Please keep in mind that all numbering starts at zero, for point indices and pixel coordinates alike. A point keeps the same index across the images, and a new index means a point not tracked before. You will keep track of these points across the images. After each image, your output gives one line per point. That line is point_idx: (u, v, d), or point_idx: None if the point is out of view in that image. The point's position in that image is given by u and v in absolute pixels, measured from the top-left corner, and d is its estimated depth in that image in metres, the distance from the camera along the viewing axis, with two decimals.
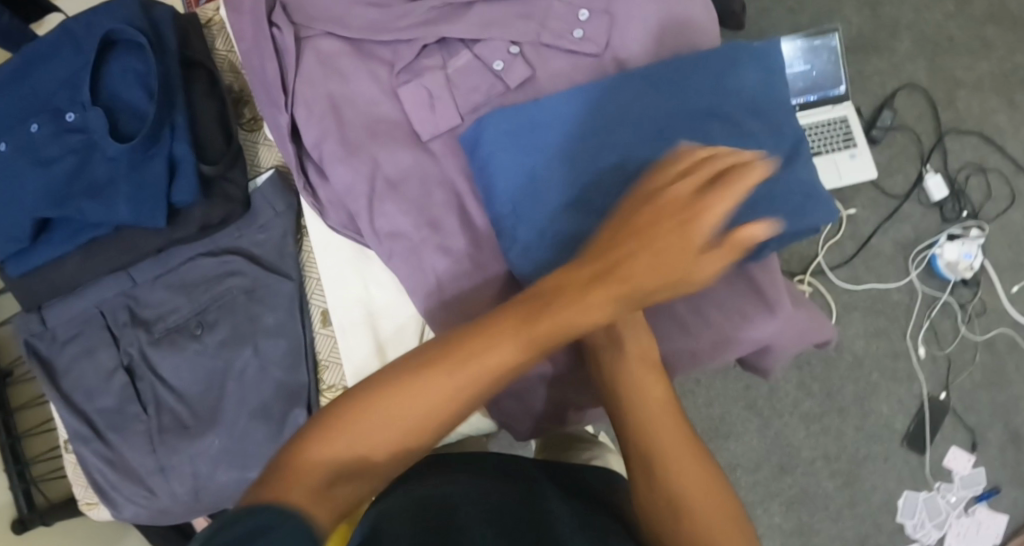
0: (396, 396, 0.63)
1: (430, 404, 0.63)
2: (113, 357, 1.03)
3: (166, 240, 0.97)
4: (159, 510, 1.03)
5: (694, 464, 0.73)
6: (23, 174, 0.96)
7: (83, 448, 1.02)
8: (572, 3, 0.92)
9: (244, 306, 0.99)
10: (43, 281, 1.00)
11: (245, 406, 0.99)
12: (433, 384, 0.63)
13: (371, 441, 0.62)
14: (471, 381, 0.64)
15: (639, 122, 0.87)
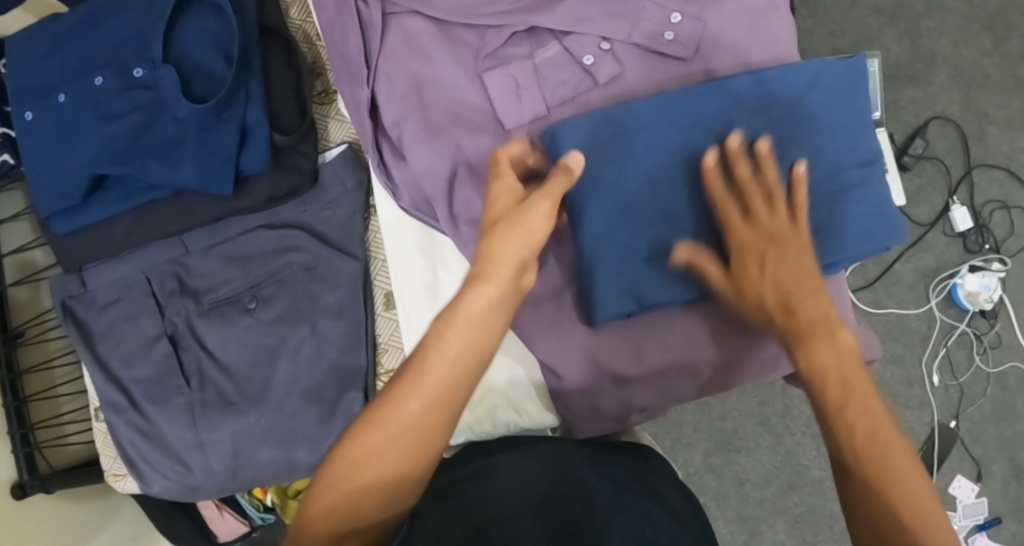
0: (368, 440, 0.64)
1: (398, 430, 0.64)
2: (155, 325, 0.99)
3: (229, 210, 0.94)
4: (189, 486, 1.01)
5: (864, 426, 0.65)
6: (83, 129, 0.91)
7: (115, 417, 0.99)
8: (664, 6, 0.92)
9: (304, 285, 0.96)
10: (86, 241, 0.97)
11: (293, 386, 0.96)
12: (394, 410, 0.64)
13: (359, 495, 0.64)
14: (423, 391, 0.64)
15: (709, 139, 0.87)
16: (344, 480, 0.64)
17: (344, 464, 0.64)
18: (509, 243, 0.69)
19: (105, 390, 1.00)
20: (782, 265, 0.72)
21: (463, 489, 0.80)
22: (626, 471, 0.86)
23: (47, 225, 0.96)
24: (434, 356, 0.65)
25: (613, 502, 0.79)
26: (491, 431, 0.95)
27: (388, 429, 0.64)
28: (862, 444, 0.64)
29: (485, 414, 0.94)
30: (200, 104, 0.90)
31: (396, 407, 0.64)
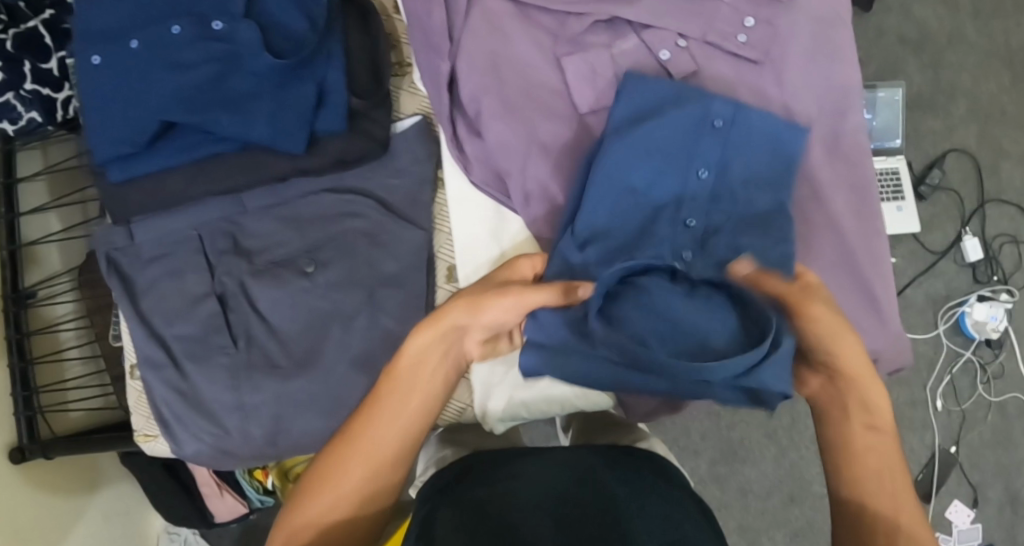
0: (339, 471, 0.75)
1: (362, 471, 0.75)
2: (205, 284, 0.98)
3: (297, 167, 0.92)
4: (222, 450, 0.99)
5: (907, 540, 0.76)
6: (152, 76, 0.91)
7: (153, 375, 0.99)
8: (738, 10, 0.98)
9: (365, 251, 0.95)
10: (141, 192, 0.96)
11: (344, 352, 0.94)
12: (368, 447, 0.76)
13: (329, 514, 0.75)
14: (389, 439, 0.76)
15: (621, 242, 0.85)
16: (311, 496, 0.75)
17: (308, 490, 0.76)
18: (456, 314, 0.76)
19: (144, 345, 0.99)
20: (838, 392, 0.80)
21: (481, 495, 0.74)
22: (663, 498, 0.75)
23: (102, 172, 0.96)
24: (373, 438, 0.76)
25: (635, 503, 0.73)
26: (542, 408, 0.91)
27: (337, 497, 0.75)
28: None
29: (540, 388, 0.90)
30: (280, 58, 0.89)
31: (366, 440, 0.76)
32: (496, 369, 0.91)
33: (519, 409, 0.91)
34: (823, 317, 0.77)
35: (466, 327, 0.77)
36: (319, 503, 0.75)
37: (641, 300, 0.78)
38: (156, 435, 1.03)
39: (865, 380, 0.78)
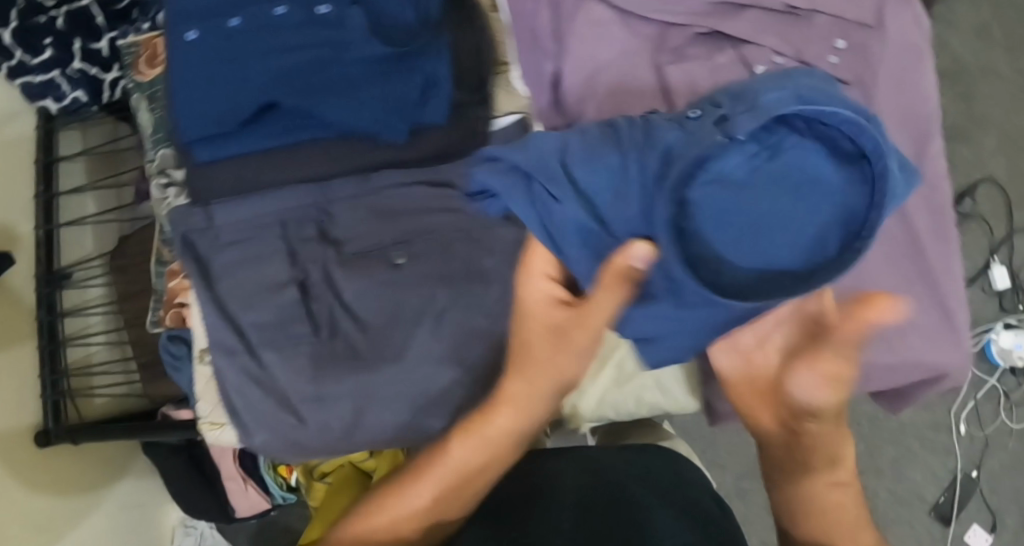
0: (420, 488, 0.82)
1: (439, 492, 0.82)
2: (287, 271, 0.97)
3: (396, 156, 0.96)
4: (292, 442, 0.97)
5: None
6: (253, 56, 0.90)
7: (227, 362, 0.97)
8: (831, 32, 1.01)
9: (457, 246, 0.95)
10: (229, 171, 0.96)
11: (432, 347, 0.94)
12: (451, 468, 0.82)
13: (396, 525, 0.81)
14: (469, 464, 0.82)
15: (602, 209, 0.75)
16: (388, 506, 0.82)
17: (387, 503, 0.82)
18: (541, 349, 0.81)
19: (220, 332, 0.98)
20: (797, 443, 0.82)
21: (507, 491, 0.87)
22: (680, 490, 0.87)
23: (190, 151, 0.96)
24: (437, 480, 0.82)
25: (655, 505, 0.83)
26: (628, 409, 0.93)
27: (390, 524, 0.81)
28: None
29: (628, 390, 0.92)
30: (389, 48, 0.90)
31: (453, 456, 0.82)
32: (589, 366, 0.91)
33: (608, 410, 0.92)
34: (838, 346, 0.78)
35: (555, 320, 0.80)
36: (388, 516, 0.81)
37: (721, 182, 0.69)
38: (224, 425, 1.02)
39: (834, 435, 0.82)
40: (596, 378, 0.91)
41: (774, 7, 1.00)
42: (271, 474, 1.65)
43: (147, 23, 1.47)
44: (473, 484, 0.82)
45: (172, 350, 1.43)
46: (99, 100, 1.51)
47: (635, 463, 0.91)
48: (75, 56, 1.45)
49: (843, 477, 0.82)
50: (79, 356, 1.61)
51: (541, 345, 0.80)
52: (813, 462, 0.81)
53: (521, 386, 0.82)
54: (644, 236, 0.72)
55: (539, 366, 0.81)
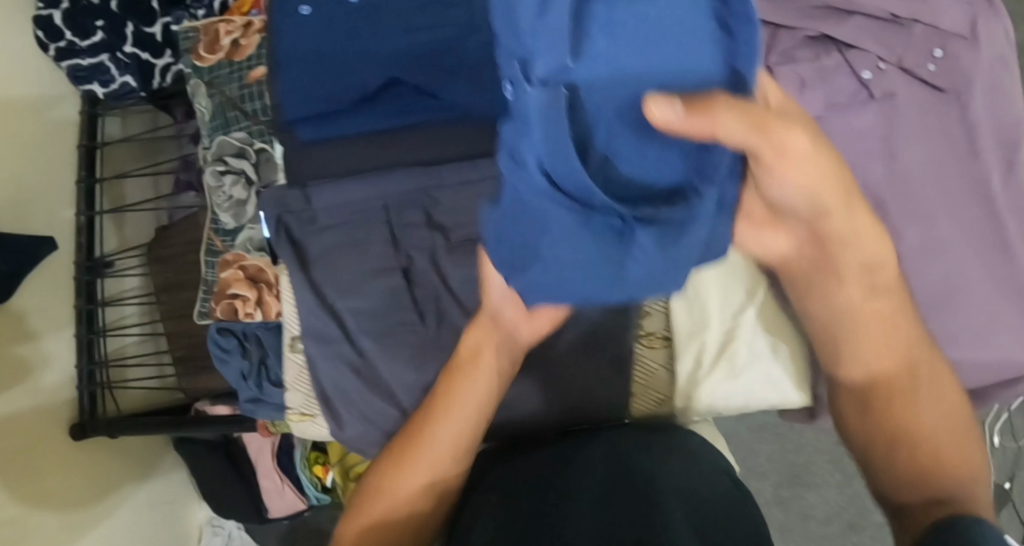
0: (403, 480, 0.82)
1: (424, 473, 0.82)
2: (390, 256, 0.95)
3: None
4: (387, 436, 0.94)
5: (912, 385, 0.81)
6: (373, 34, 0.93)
7: (321, 349, 0.94)
8: (930, 39, 1.01)
9: None
10: (336, 151, 0.96)
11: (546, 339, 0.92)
12: (429, 457, 0.83)
13: (400, 517, 0.82)
14: (449, 444, 0.83)
15: (597, 227, 0.65)
16: (381, 500, 0.83)
17: (378, 500, 0.83)
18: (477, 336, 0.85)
19: (316, 318, 0.95)
20: (821, 254, 0.83)
21: (500, 485, 0.82)
22: (711, 487, 0.79)
23: (292, 130, 0.96)
24: (414, 469, 0.82)
25: (669, 499, 0.75)
26: (738, 405, 0.94)
27: (390, 515, 0.82)
28: (935, 416, 0.80)
29: (742, 386, 0.93)
30: None
31: (427, 435, 0.83)
32: (702, 358, 0.93)
33: (719, 404, 0.93)
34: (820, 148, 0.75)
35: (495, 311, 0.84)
36: (386, 512, 0.82)
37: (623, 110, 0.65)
38: (316, 416, 0.99)
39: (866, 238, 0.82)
40: (708, 373, 0.93)
41: (879, 14, 1.01)
42: (306, 473, 1.59)
43: (204, 10, 1.50)
44: (459, 454, 0.83)
45: (219, 344, 1.26)
46: (149, 88, 1.47)
47: (656, 444, 0.83)
48: (129, 41, 1.42)
49: (886, 299, 0.83)
50: (113, 347, 1.55)
51: (487, 343, 0.85)
52: (845, 278, 0.83)
53: (473, 367, 0.85)
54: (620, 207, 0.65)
55: (482, 349, 0.85)
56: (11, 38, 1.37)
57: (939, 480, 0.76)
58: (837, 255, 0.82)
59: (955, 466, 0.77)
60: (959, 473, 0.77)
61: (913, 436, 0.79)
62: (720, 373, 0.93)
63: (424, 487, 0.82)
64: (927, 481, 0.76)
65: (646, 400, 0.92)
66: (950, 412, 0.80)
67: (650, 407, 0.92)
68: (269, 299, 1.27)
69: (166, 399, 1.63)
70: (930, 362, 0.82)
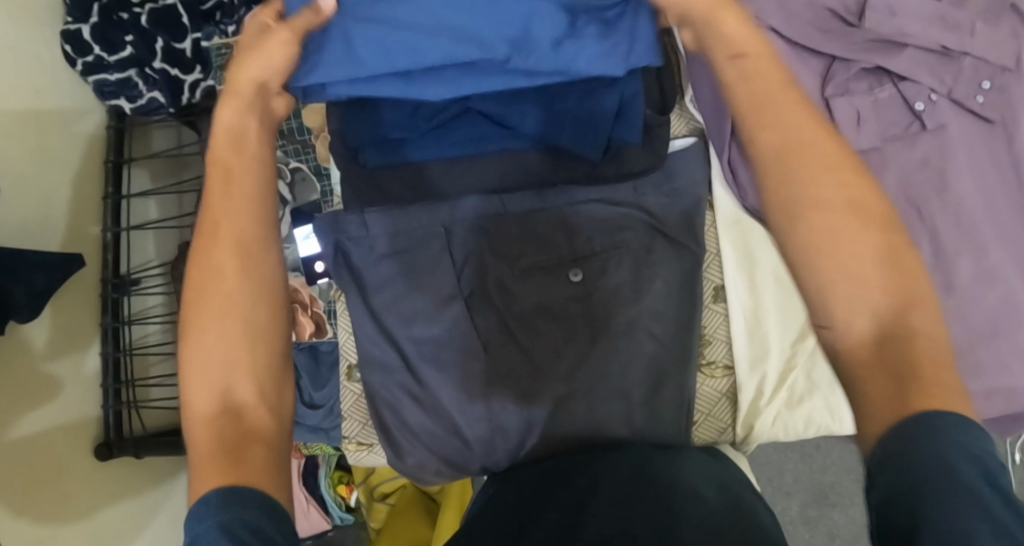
0: (214, 297, 0.66)
1: (223, 267, 0.67)
2: (453, 284, 0.95)
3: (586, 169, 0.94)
4: (448, 462, 0.96)
5: (864, 205, 0.62)
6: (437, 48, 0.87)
7: (380, 378, 0.96)
8: (977, 73, 1.02)
9: (635, 268, 0.94)
10: (402, 179, 0.96)
11: (614, 369, 0.93)
12: (231, 248, 0.67)
13: (230, 342, 0.66)
14: (238, 215, 0.68)
15: (501, 19, 0.82)
16: (194, 319, 0.66)
17: (192, 329, 0.66)
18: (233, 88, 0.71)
19: (378, 348, 0.96)
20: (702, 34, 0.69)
21: (525, 490, 0.86)
22: (720, 485, 0.80)
23: (356, 156, 0.95)
24: (212, 267, 0.67)
25: (680, 495, 0.77)
26: (799, 432, 0.95)
27: (206, 346, 0.66)
28: (859, 242, 0.61)
29: (801, 414, 0.95)
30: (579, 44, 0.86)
31: (214, 217, 0.67)
32: (765, 386, 0.94)
33: (778, 433, 0.95)
34: None
35: (264, 77, 0.73)
36: (210, 345, 0.66)
37: None
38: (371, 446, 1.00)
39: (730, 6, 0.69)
40: (770, 401, 0.94)
41: (931, 47, 1.03)
42: (332, 494, 1.59)
43: (233, 26, 1.44)
44: (256, 233, 0.68)
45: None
46: (177, 103, 1.44)
47: (679, 456, 0.85)
48: (159, 56, 1.40)
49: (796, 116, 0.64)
50: (137, 365, 1.53)
51: (227, 90, 0.71)
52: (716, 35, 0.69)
53: (234, 120, 0.71)
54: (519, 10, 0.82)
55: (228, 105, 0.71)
56: (44, 50, 1.35)
57: (910, 319, 0.61)
58: (716, 25, 0.69)
59: (918, 325, 0.61)
60: (917, 325, 0.61)
61: (901, 307, 0.61)
62: (781, 402, 0.94)
63: (240, 274, 0.67)
64: (903, 348, 0.60)
65: (708, 430, 0.94)
66: (869, 209, 0.62)
67: (712, 434, 0.94)
68: (303, 318, 1.16)
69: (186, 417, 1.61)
70: (841, 163, 0.63)
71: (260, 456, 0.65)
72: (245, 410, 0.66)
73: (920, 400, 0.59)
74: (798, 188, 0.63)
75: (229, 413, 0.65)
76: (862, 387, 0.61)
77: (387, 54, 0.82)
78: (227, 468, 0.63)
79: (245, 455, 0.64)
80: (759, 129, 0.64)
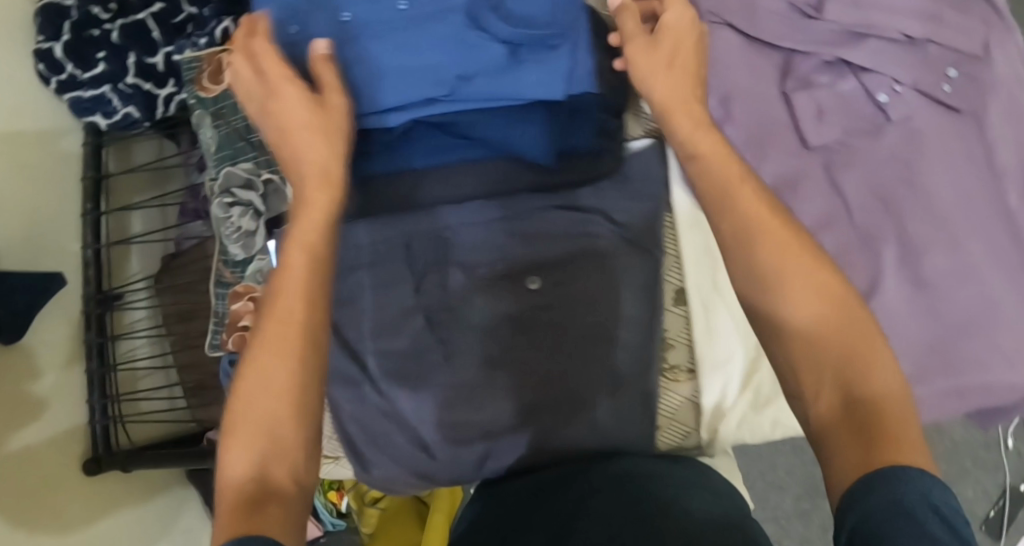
0: (267, 349, 0.68)
1: (283, 324, 0.68)
2: (412, 297, 0.93)
3: (542, 178, 0.93)
4: (416, 473, 0.94)
5: (841, 311, 0.67)
6: (379, 61, 0.84)
7: (343, 392, 0.93)
8: (943, 61, 1.01)
9: (595, 272, 0.93)
10: (358, 196, 0.93)
11: (578, 377, 0.92)
12: (294, 304, 0.69)
13: (279, 395, 0.67)
14: (304, 273, 0.70)
15: (443, 60, 0.84)
16: (247, 367, 0.68)
17: (244, 378, 0.68)
18: (307, 131, 0.74)
19: (336, 361, 0.94)
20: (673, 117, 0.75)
21: (512, 510, 0.84)
22: (710, 504, 0.74)
23: None
24: (272, 319, 0.68)
25: (670, 519, 0.71)
26: (763, 433, 0.95)
27: (256, 396, 0.67)
28: (835, 340, 0.66)
29: (766, 417, 0.94)
30: (518, 50, 0.85)
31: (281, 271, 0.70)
32: (728, 390, 0.93)
33: (744, 435, 0.95)
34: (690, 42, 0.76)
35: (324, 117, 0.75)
36: (257, 395, 0.67)
37: None
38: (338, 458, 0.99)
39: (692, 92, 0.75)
40: (734, 405, 0.92)
41: (893, 37, 1.00)
42: (321, 500, 1.59)
43: (205, 37, 1.32)
44: (316, 292, 0.70)
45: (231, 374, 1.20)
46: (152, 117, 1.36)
47: (666, 477, 0.80)
48: (131, 72, 1.32)
49: (770, 210, 0.70)
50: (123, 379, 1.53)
51: (301, 138, 0.74)
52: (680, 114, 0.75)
53: (307, 167, 0.73)
54: (455, 50, 0.84)
55: (299, 149, 0.73)
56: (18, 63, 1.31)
57: (868, 385, 0.65)
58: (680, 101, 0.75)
59: (891, 406, 0.64)
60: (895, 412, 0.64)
61: (877, 392, 0.64)
62: (745, 407, 0.93)
63: (300, 330, 0.68)
64: (876, 424, 0.63)
65: (672, 434, 0.93)
66: (837, 297, 0.67)
67: (675, 438, 0.93)
68: None
69: (176, 429, 1.62)
70: (804, 257, 0.69)
71: (287, 519, 0.64)
72: (277, 476, 0.66)
73: (886, 448, 0.61)
74: (767, 267, 0.69)
75: (265, 467, 0.66)
76: (833, 450, 0.64)
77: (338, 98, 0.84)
78: (247, 527, 0.62)
79: (272, 515, 0.64)
80: (733, 228, 0.71)
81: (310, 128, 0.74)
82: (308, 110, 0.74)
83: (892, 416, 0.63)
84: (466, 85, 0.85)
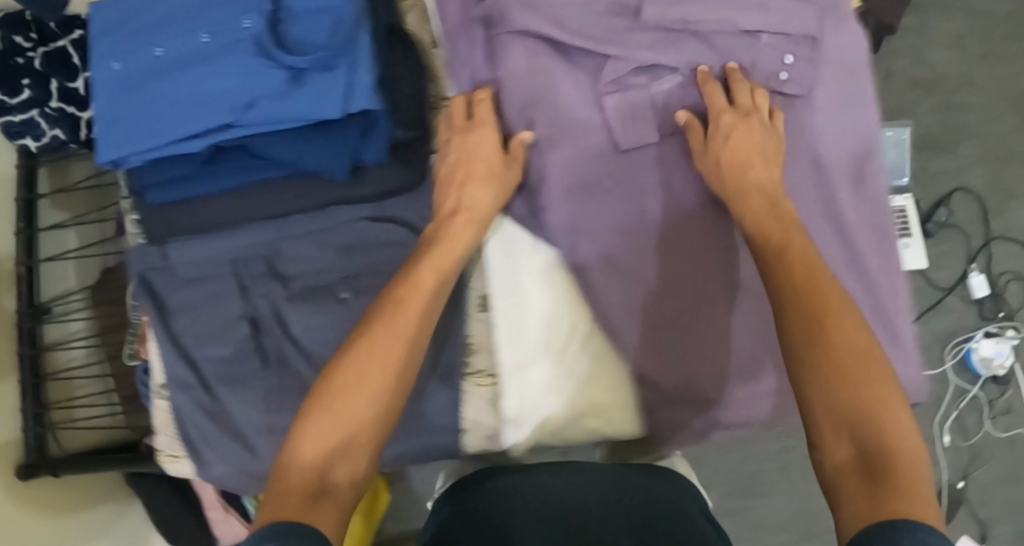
0: (367, 366, 0.84)
1: (386, 355, 0.85)
2: (237, 307, 1.00)
3: (341, 194, 0.97)
4: (248, 473, 1.00)
5: (865, 372, 0.76)
6: (177, 96, 0.91)
7: (182, 396, 1.00)
8: (779, 48, 0.99)
9: None
10: (180, 213, 0.97)
11: None
12: (399, 342, 0.86)
13: (361, 410, 0.82)
14: (414, 321, 0.88)
15: (231, 90, 0.90)
16: (338, 383, 0.83)
17: (335, 386, 0.83)
18: (475, 187, 0.95)
19: (173, 367, 1.00)
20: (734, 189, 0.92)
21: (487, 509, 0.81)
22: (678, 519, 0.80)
23: (142, 194, 0.97)
24: (377, 347, 0.86)
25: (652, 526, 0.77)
26: (568, 436, 0.99)
27: (344, 405, 0.82)
28: (860, 391, 0.75)
29: (566, 420, 0.98)
30: (301, 77, 0.90)
31: (396, 318, 0.87)
32: (525, 393, 0.97)
33: (547, 437, 0.99)
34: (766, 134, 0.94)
35: (493, 168, 0.95)
36: (346, 400, 0.82)
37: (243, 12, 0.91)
38: (179, 456, 1.04)
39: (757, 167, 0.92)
40: (532, 408, 0.97)
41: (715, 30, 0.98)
42: None
43: None
44: (417, 330, 0.88)
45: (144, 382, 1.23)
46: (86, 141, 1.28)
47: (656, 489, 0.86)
48: None
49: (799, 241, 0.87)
50: None
51: (472, 183, 0.95)
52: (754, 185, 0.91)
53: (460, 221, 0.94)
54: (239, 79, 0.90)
55: (467, 192, 0.95)
56: None
57: (879, 438, 0.73)
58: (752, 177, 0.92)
59: (903, 456, 0.73)
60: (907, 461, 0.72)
61: (888, 444, 0.73)
62: (546, 412, 0.98)
63: (398, 365, 0.86)
64: (876, 467, 0.72)
65: (476, 437, 1.00)
66: (867, 355, 0.77)
67: (481, 440, 0.99)
68: None
69: None
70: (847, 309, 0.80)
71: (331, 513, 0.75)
72: (336, 479, 0.79)
73: (895, 497, 0.68)
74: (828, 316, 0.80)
75: (329, 465, 0.79)
76: (846, 495, 0.71)
77: (148, 129, 0.91)
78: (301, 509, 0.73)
79: (323, 506, 0.75)
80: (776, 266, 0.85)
81: (472, 174, 0.95)
82: (488, 157, 0.95)
83: (894, 457, 0.72)
84: (250, 113, 0.89)
